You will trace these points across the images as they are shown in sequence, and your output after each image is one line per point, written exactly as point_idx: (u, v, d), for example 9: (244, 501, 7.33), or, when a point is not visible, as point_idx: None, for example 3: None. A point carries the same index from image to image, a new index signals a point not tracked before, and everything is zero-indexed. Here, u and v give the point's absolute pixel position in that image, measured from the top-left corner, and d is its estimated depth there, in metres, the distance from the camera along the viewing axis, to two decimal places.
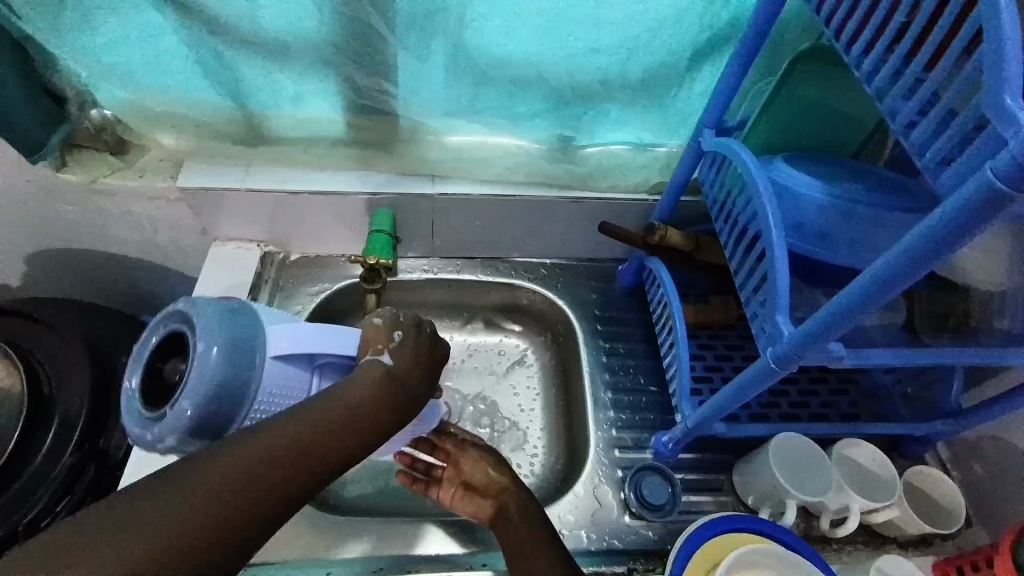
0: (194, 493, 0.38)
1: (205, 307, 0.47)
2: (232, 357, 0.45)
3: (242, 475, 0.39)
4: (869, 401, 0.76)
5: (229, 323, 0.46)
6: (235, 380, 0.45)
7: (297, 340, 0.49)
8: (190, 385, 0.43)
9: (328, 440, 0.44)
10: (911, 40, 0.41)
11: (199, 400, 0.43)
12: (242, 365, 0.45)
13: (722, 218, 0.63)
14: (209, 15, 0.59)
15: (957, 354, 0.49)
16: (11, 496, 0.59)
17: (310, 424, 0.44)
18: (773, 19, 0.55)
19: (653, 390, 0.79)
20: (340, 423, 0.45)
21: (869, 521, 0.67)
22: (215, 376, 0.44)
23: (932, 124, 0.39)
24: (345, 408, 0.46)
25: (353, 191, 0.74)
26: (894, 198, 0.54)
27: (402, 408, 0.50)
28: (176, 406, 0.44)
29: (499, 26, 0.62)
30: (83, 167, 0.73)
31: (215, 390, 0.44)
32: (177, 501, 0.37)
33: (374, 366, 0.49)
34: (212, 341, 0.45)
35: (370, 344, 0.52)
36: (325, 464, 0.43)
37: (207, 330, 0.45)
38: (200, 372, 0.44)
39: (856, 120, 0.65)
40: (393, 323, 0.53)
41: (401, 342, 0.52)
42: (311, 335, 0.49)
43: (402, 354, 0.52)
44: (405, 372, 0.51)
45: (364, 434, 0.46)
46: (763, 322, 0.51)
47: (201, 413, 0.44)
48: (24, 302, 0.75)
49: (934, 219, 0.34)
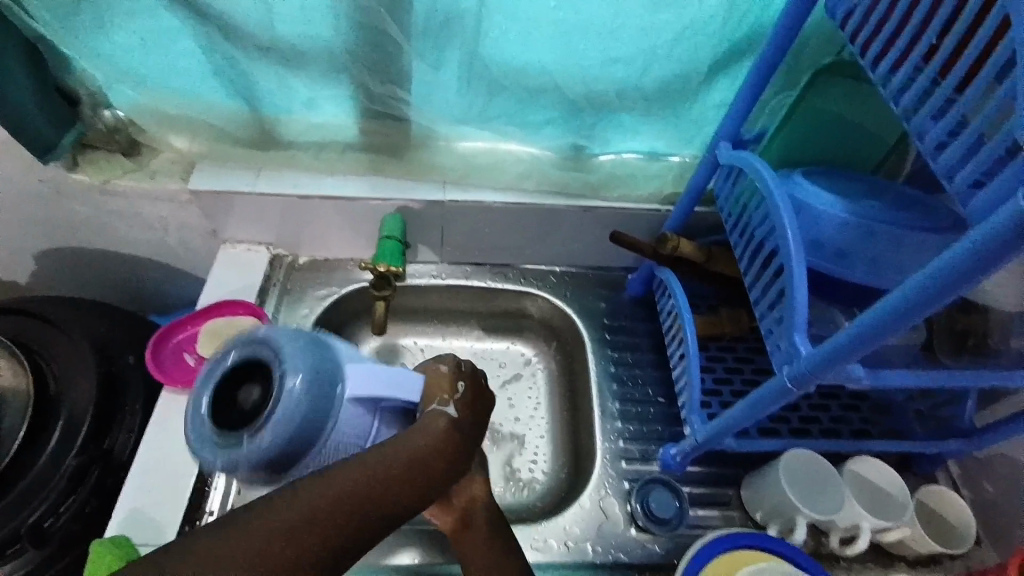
0: (269, 528, 0.41)
1: (293, 336, 0.47)
2: (316, 393, 0.45)
3: (311, 516, 0.41)
4: (880, 417, 0.75)
5: (318, 356, 0.46)
6: (315, 417, 0.45)
7: (372, 383, 0.47)
8: (276, 418, 0.44)
9: (392, 487, 0.44)
10: (944, 58, 0.40)
11: (280, 434, 0.44)
12: (326, 402, 0.46)
13: (737, 231, 0.62)
14: (226, 20, 0.59)
15: (975, 377, 0.48)
16: (15, 499, 0.59)
17: (380, 472, 0.44)
18: (795, 33, 0.54)
19: (660, 401, 0.79)
20: (406, 471, 0.45)
21: (880, 540, 0.66)
22: (298, 412, 0.44)
23: (962, 148, 0.38)
24: (411, 456, 0.45)
25: (363, 196, 0.73)
26: (914, 215, 0.53)
27: (464, 458, 0.48)
28: (255, 437, 0.43)
29: (517, 36, 0.61)
30: (95, 167, 0.72)
31: (298, 425, 0.44)
32: (246, 532, 0.41)
33: (439, 416, 0.47)
34: (299, 373, 0.45)
35: (433, 393, 0.49)
36: (390, 510, 0.44)
37: (297, 362, 0.45)
38: (288, 405, 0.44)
39: (875, 136, 0.64)
40: (455, 371, 0.50)
41: (465, 393, 0.50)
42: (384, 379, 0.48)
43: (466, 407, 0.49)
44: (470, 425, 0.49)
45: (429, 481, 0.46)
46: (779, 339, 0.50)
47: (279, 447, 0.44)
48: (32, 300, 0.75)
49: (962, 245, 0.34)
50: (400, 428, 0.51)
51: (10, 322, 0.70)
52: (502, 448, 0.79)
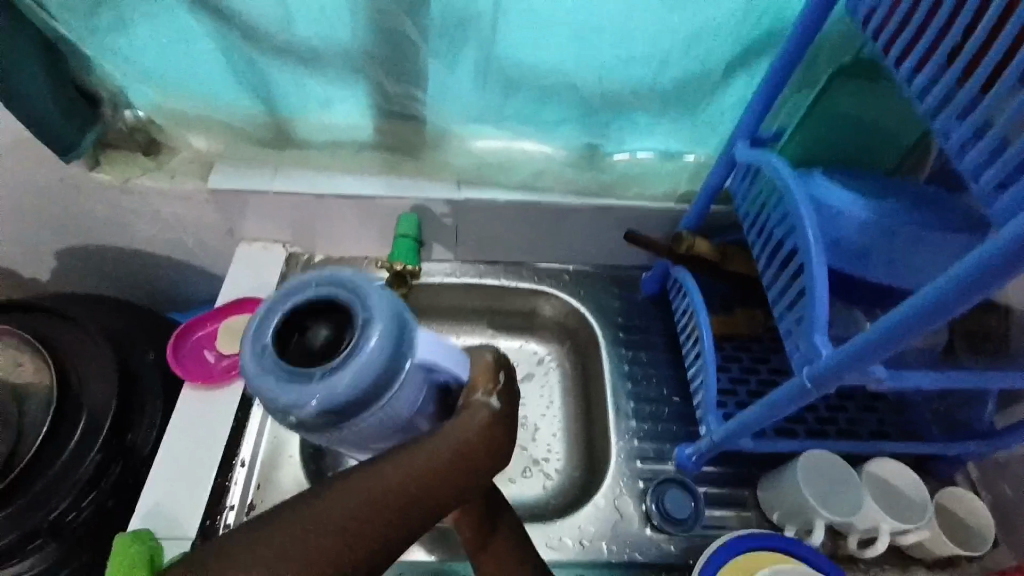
0: (309, 529, 0.40)
1: (382, 290, 0.46)
2: (393, 350, 0.44)
3: (339, 523, 0.40)
4: (898, 418, 0.74)
5: (398, 314, 0.46)
6: (389, 371, 0.44)
7: (439, 351, 0.47)
8: (355, 361, 0.43)
9: (425, 489, 0.43)
10: (968, 58, 0.39)
11: (353, 383, 0.42)
12: (399, 357, 0.44)
13: (755, 230, 0.61)
14: (243, 21, 0.60)
15: (998, 379, 0.48)
16: (37, 495, 0.60)
17: (414, 471, 0.43)
18: (814, 30, 0.54)
19: (675, 400, 0.78)
20: (442, 468, 0.44)
21: (900, 542, 0.65)
22: (376, 364, 0.43)
23: (988, 147, 0.38)
24: (452, 452, 0.44)
25: (378, 195, 0.74)
26: (936, 216, 0.53)
27: (502, 454, 0.47)
28: (326, 380, 0.42)
29: (533, 36, 0.61)
30: (116, 167, 0.73)
31: (372, 374, 0.43)
32: (286, 532, 0.40)
33: (482, 408, 0.46)
34: (382, 330, 0.44)
35: (476, 383, 0.48)
36: (436, 505, 0.44)
37: (382, 317, 0.44)
38: (367, 352, 0.43)
39: (895, 136, 0.64)
40: (497, 363, 0.49)
41: (506, 384, 0.49)
42: (441, 346, 0.48)
43: (508, 400, 0.48)
44: (510, 416, 0.48)
45: (465, 480, 0.45)
46: (798, 340, 0.50)
47: (348, 395, 0.42)
48: (54, 297, 0.76)
49: (985, 249, 0.33)
50: (434, 410, 0.49)
51: (33, 319, 0.71)
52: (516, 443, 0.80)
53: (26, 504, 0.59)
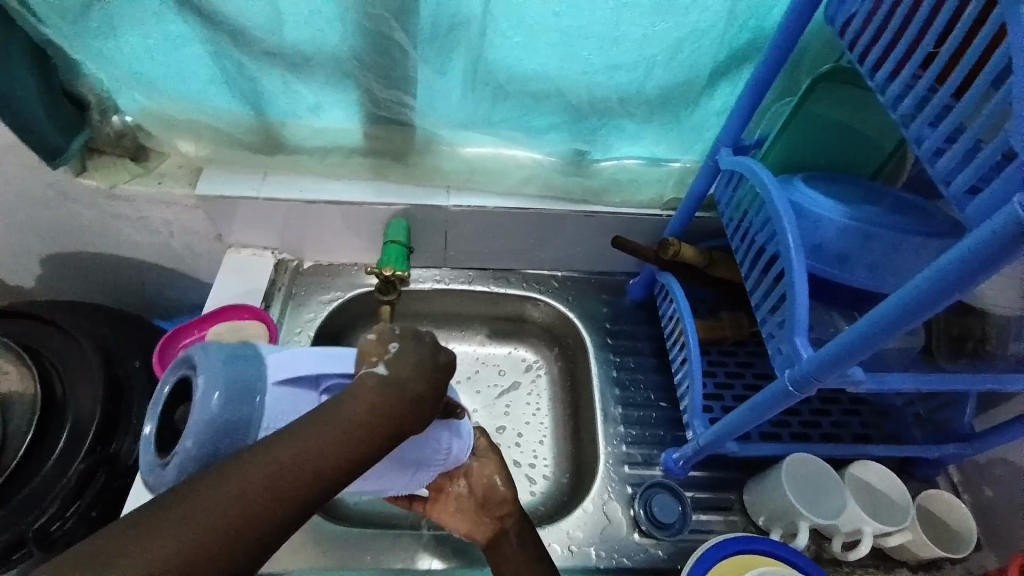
0: (205, 505, 0.37)
1: (212, 352, 0.43)
2: (233, 400, 0.42)
3: (222, 508, 0.38)
4: (880, 420, 0.76)
5: (232, 366, 0.43)
6: (237, 423, 0.42)
7: (299, 362, 0.46)
8: (191, 429, 0.41)
9: (315, 462, 0.40)
10: (940, 66, 0.40)
11: (199, 445, 0.41)
12: (243, 408, 0.42)
13: (738, 236, 0.62)
14: (233, 25, 0.60)
15: (975, 380, 0.49)
16: (21, 503, 0.59)
17: (315, 440, 0.41)
18: (793, 43, 0.55)
19: (662, 405, 0.79)
20: (333, 441, 0.41)
21: (881, 545, 0.67)
22: (216, 420, 0.41)
23: (959, 154, 0.39)
24: (353, 420, 0.42)
25: (368, 201, 0.74)
26: (911, 221, 0.54)
27: (411, 415, 0.45)
28: (178, 453, 0.41)
29: (521, 43, 0.62)
30: (103, 172, 0.73)
31: (217, 433, 0.41)
32: (185, 514, 0.37)
33: (367, 377, 0.44)
34: (215, 382, 0.41)
35: (364, 357, 0.46)
36: (345, 469, 0.42)
37: (208, 376, 0.42)
38: (199, 417, 0.40)
39: (874, 142, 0.65)
40: (388, 335, 0.47)
41: (398, 352, 0.46)
42: (313, 353, 0.46)
43: (401, 365, 0.45)
44: (408, 380, 0.45)
45: (372, 444, 0.43)
46: (780, 343, 0.51)
47: (204, 460, 0.41)
48: (37, 303, 0.75)
49: (960, 249, 0.34)
50: None
51: (17, 326, 0.70)
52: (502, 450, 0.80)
53: (8, 513, 0.59)
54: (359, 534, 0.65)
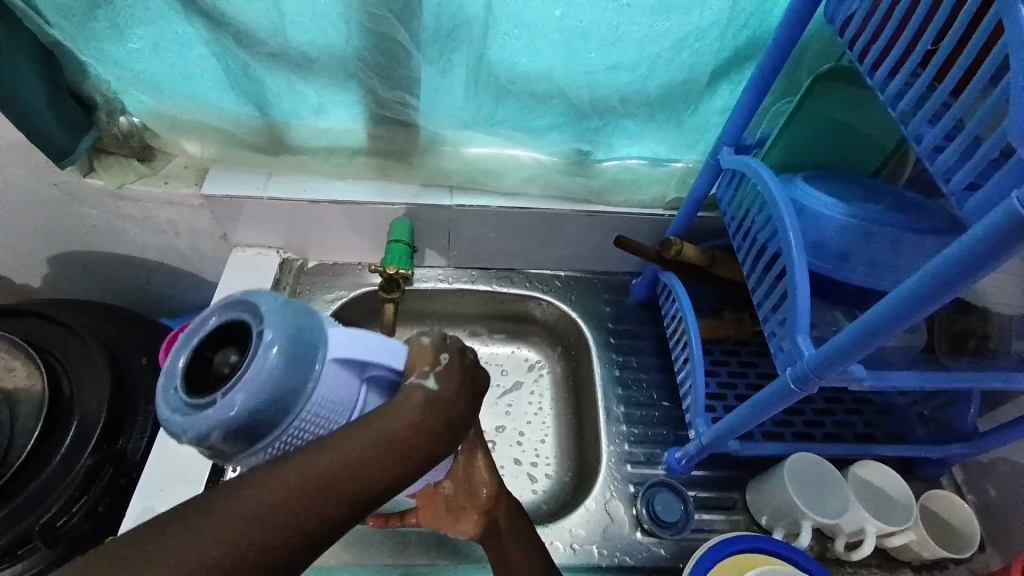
0: (238, 511, 0.38)
1: (276, 304, 0.43)
2: (295, 357, 0.42)
3: (253, 516, 0.38)
4: (883, 420, 0.76)
5: (297, 321, 0.43)
6: (293, 381, 0.42)
7: (356, 347, 0.44)
8: (248, 377, 0.40)
9: (349, 477, 0.41)
10: (938, 64, 0.41)
11: (251, 395, 0.40)
12: (303, 367, 0.42)
13: (740, 235, 0.63)
14: (238, 27, 0.61)
15: (977, 378, 0.49)
16: (28, 498, 0.60)
17: (351, 455, 0.41)
18: (793, 42, 0.55)
19: (665, 404, 0.79)
20: (375, 451, 0.42)
21: (884, 544, 0.67)
22: (276, 374, 0.41)
23: (957, 151, 0.39)
24: (393, 436, 0.43)
25: (371, 201, 0.75)
26: (912, 219, 0.54)
27: (449, 433, 0.45)
28: (225, 397, 0.40)
29: (522, 43, 0.63)
30: (110, 172, 0.74)
31: (273, 387, 0.41)
32: (216, 517, 0.38)
33: (415, 390, 0.45)
34: (279, 338, 0.41)
35: (414, 363, 0.46)
36: (376, 486, 0.42)
37: (276, 328, 0.42)
38: (261, 367, 0.40)
39: (875, 141, 0.65)
40: (440, 344, 0.47)
41: (447, 365, 0.46)
42: (370, 341, 0.45)
43: (447, 380, 0.46)
44: (452, 399, 0.46)
45: (407, 463, 0.43)
46: (782, 340, 0.51)
47: (254, 410, 0.40)
48: (45, 302, 0.76)
49: (958, 246, 0.34)
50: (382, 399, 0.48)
51: (25, 326, 0.71)
52: (504, 450, 0.80)
53: (16, 508, 0.60)
54: (361, 533, 0.66)
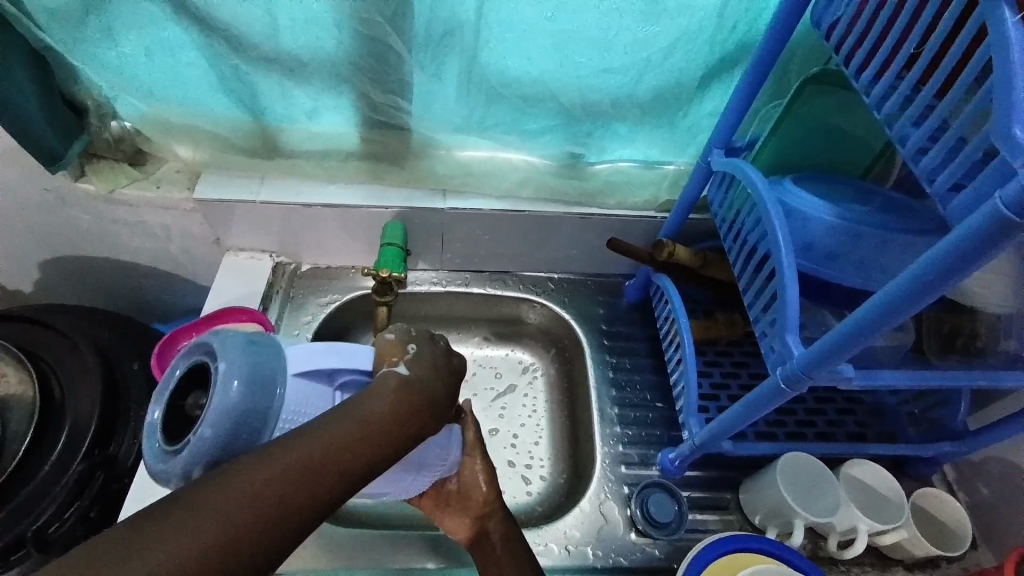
0: (217, 504, 0.37)
1: (231, 338, 0.44)
2: (254, 385, 0.42)
3: (235, 506, 0.37)
4: (875, 419, 0.76)
5: (252, 352, 0.43)
6: (257, 408, 0.42)
7: (318, 356, 0.47)
8: (209, 413, 0.40)
9: (334, 461, 0.41)
10: (923, 66, 0.41)
11: (217, 429, 0.40)
12: (263, 394, 0.42)
13: (731, 236, 0.63)
14: (231, 31, 0.61)
15: (965, 377, 0.49)
16: (20, 504, 0.60)
17: (334, 439, 0.41)
18: (782, 46, 0.56)
19: (659, 405, 0.79)
20: (358, 438, 0.42)
21: (877, 543, 0.67)
22: (237, 405, 0.41)
23: (942, 151, 0.40)
24: (372, 418, 0.44)
25: (365, 204, 0.75)
26: (899, 219, 0.55)
27: (427, 414, 0.47)
28: (193, 437, 0.40)
29: (515, 47, 0.63)
30: (102, 177, 0.74)
31: (238, 418, 0.41)
32: (195, 513, 0.36)
33: (390, 376, 0.47)
34: (236, 370, 0.42)
35: (382, 358, 0.49)
36: (361, 469, 0.42)
37: (230, 362, 0.42)
38: (219, 402, 0.40)
39: (863, 142, 0.66)
40: (405, 337, 0.50)
41: (417, 353, 0.49)
42: (331, 348, 0.47)
43: (420, 365, 0.49)
44: (425, 382, 0.48)
45: (388, 446, 0.44)
46: (772, 341, 0.51)
47: (224, 443, 0.40)
48: (36, 307, 0.76)
49: (944, 245, 0.35)
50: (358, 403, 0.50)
51: (16, 331, 0.70)
52: (499, 452, 0.80)
53: (9, 514, 0.59)
54: (356, 538, 0.65)
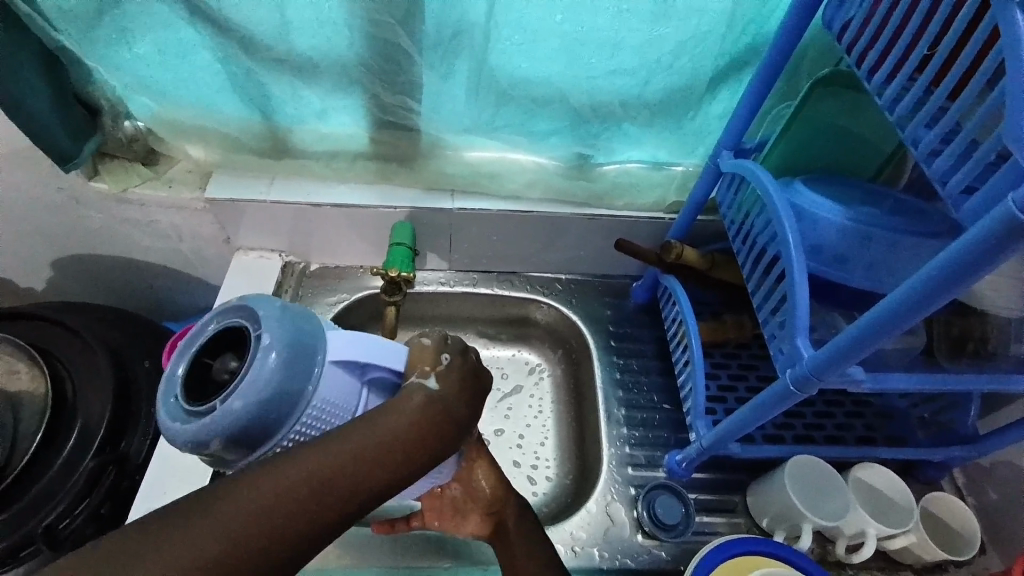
0: (231, 508, 0.38)
1: (274, 310, 0.45)
2: (292, 361, 0.43)
3: (248, 512, 0.38)
4: (884, 423, 0.76)
5: (294, 327, 0.44)
6: (292, 385, 0.42)
7: (357, 348, 0.45)
8: (245, 383, 0.41)
9: (347, 476, 0.41)
10: (935, 68, 0.41)
11: (249, 400, 0.41)
12: (300, 373, 0.43)
13: (740, 238, 0.63)
14: (242, 33, 0.61)
15: (978, 380, 0.49)
16: (32, 500, 0.60)
17: (348, 454, 0.41)
18: (792, 47, 0.56)
19: (666, 407, 0.79)
20: (371, 454, 0.42)
21: (885, 547, 0.67)
22: (274, 379, 0.41)
23: (954, 154, 0.39)
24: (390, 435, 0.43)
25: (373, 205, 0.75)
26: (912, 222, 0.54)
27: (448, 433, 0.45)
28: (223, 403, 0.41)
29: (524, 49, 0.63)
30: (115, 177, 0.75)
31: (271, 392, 0.41)
32: (211, 516, 0.38)
33: (416, 391, 0.45)
34: (276, 344, 0.42)
35: (415, 363, 0.47)
36: (374, 485, 0.42)
37: (272, 333, 0.43)
38: (257, 373, 0.41)
39: (874, 145, 0.66)
40: (440, 344, 0.47)
41: (449, 365, 0.46)
42: (367, 342, 0.46)
43: (449, 380, 0.46)
44: (452, 400, 0.46)
45: (403, 464, 0.43)
46: (781, 343, 0.51)
47: (253, 416, 0.41)
48: (48, 305, 0.77)
49: (955, 248, 0.35)
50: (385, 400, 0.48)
51: (29, 329, 0.71)
52: (506, 453, 0.80)
53: (20, 510, 0.60)
54: (364, 537, 0.65)
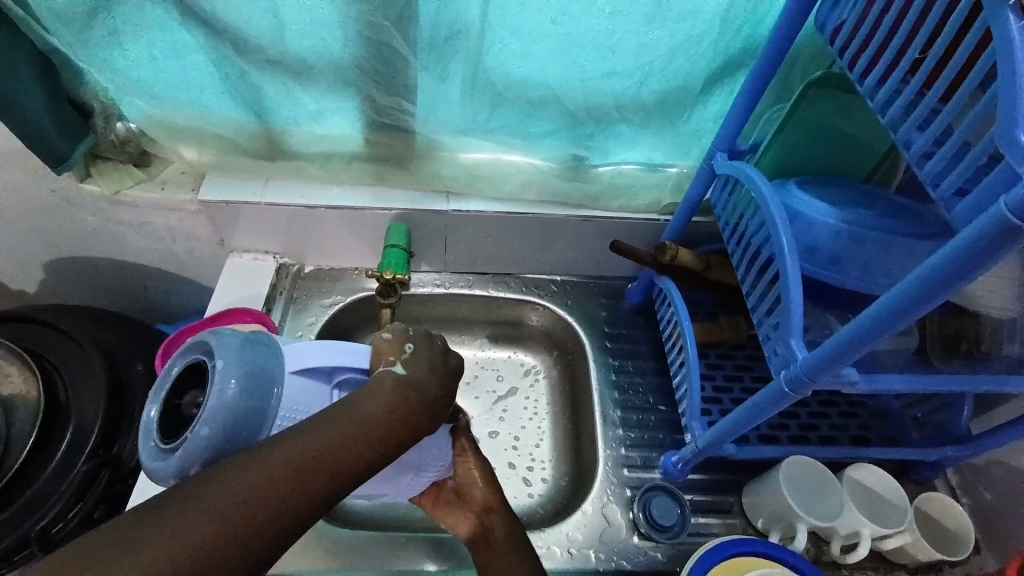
0: (216, 497, 0.38)
1: (229, 337, 0.44)
2: (250, 385, 0.42)
3: (236, 501, 0.38)
4: (879, 423, 0.76)
5: (249, 351, 0.43)
6: (254, 408, 0.42)
7: (318, 353, 0.46)
8: (207, 412, 0.41)
9: (331, 459, 0.41)
10: (927, 70, 0.41)
11: (213, 429, 0.40)
12: (259, 396, 0.42)
13: (735, 239, 0.63)
14: (236, 34, 0.61)
15: (970, 381, 0.49)
16: (23, 505, 0.60)
17: (329, 438, 0.42)
18: (785, 49, 0.56)
19: (661, 408, 0.79)
20: (352, 439, 0.42)
21: (879, 547, 0.67)
22: (235, 405, 0.41)
23: (946, 156, 0.40)
24: (367, 418, 0.43)
25: (368, 206, 0.75)
26: (903, 223, 0.55)
27: (423, 414, 0.46)
28: (190, 435, 0.41)
29: (519, 50, 0.63)
30: (107, 178, 0.74)
31: (235, 418, 0.41)
32: (199, 507, 0.37)
33: (386, 376, 0.46)
34: (232, 370, 0.42)
35: (380, 356, 0.48)
36: (358, 467, 0.42)
37: (227, 360, 0.42)
38: (215, 402, 0.41)
39: (866, 146, 0.66)
40: (402, 336, 0.49)
41: (414, 353, 0.48)
42: (328, 346, 0.47)
43: (417, 365, 0.47)
44: (423, 382, 0.47)
45: (383, 445, 0.44)
46: (776, 345, 0.51)
47: (222, 443, 0.41)
48: (40, 308, 0.76)
49: (950, 248, 0.35)
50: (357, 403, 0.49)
51: (20, 332, 0.71)
52: (501, 455, 0.80)
53: (11, 515, 0.59)
54: (358, 540, 0.65)
